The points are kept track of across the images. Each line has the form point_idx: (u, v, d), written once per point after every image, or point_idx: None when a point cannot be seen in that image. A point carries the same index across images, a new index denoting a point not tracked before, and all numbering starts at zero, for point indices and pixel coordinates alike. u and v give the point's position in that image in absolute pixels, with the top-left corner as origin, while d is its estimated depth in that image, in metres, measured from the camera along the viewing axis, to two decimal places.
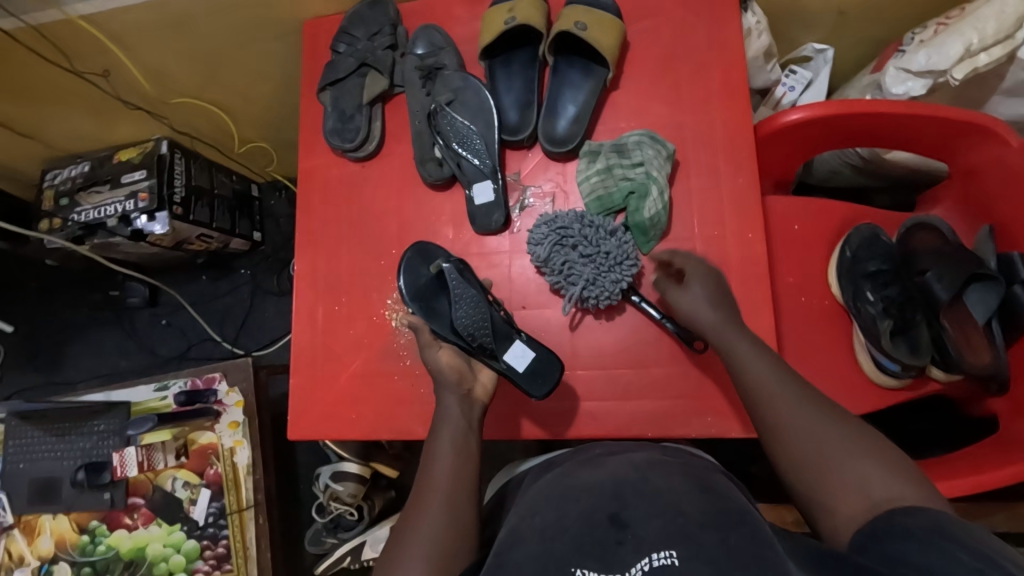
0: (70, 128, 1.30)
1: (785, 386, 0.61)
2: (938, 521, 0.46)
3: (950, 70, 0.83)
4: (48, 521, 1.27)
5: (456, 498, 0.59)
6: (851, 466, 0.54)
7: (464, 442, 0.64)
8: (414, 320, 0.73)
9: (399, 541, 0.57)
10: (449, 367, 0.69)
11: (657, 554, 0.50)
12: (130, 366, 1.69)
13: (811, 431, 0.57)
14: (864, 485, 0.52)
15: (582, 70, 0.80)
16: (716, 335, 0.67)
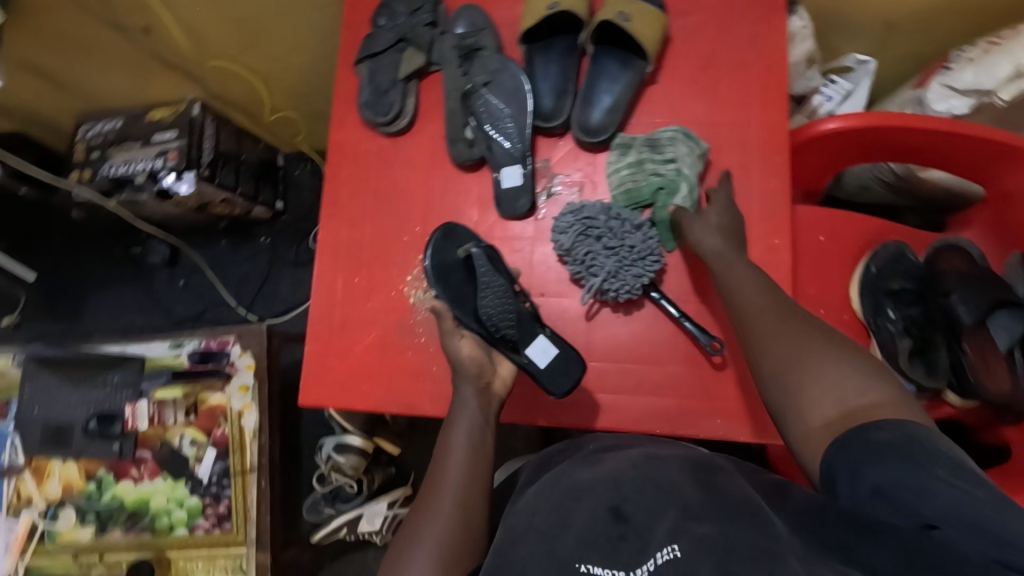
0: (107, 82, 1.31)
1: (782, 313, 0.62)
2: (911, 435, 0.47)
3: (997, 90, 0.82)
4: (58, 466, 1.30)
5: (469, 494, 0.60)
6: (834, 375, 0.55)
7: (481, 440, 0.64)
8: (438, 305, 0.73)
9: (409, 531, 0.59)
10: (471, 359, 0.69)
11: (661, 551, 0.50)
12: (146, 323, 1.71)
13: (803, 348, 0.59)
14: (847, 394, 0.54)
15: (621, 61, 0.79)
16: (720, 265, 0.68)
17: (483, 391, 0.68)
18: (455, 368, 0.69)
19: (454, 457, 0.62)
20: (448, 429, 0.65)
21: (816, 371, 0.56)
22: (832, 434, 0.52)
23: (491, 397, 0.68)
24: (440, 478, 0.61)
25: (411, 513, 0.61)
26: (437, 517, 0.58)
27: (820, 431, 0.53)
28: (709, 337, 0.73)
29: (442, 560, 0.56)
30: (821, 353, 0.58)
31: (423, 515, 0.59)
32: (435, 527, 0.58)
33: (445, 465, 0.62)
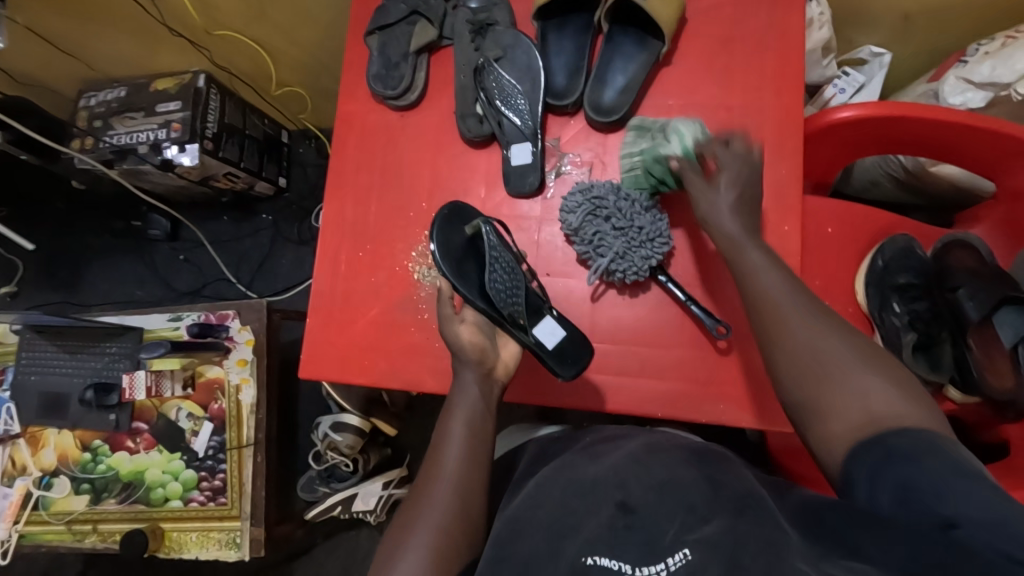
0: (111, 49, 1.29)
1: (803, 310, 0.59)
2: (930, 442, 0.48)
3: (1014, 83, 0.81)
4: (53, 435, 1.30)
5: (468, 483, 0.59)
6: (857, 381, 0.54)
7: (481, 427, 0.63)
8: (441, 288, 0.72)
9: (406, 517, 0.59)
10: (471, 344, 0.68)
11: (672, 557, 0.49)
12: (145, 296, 1.71)
13: (825, 351, 0.56)
14: (870, 403, 0.52)
15: (636, 41, 0.78)
16: (741, 259, 0.64)
17: (484, 378, 0.67)
18: (454, 353, 0.68)
19: (453, 446, 0.62)
20: (447, 417, 0.64)
21: (836, 375, 0.55)
22: (853, 444, 0.52)
23: (493, 385, 0.67)
24: (438, 465, 0.61)
25: (408, 498, 0.61)
26: (434, 504, 0.58)
27: (841, 439, 0.53)
28: (714, 320, 0.73)
29: (438, 548, 0.55)
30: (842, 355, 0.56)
31: (421, 502, 0.59)
32: (432, 514, 0.57)
33: (444, 453, 0.61)
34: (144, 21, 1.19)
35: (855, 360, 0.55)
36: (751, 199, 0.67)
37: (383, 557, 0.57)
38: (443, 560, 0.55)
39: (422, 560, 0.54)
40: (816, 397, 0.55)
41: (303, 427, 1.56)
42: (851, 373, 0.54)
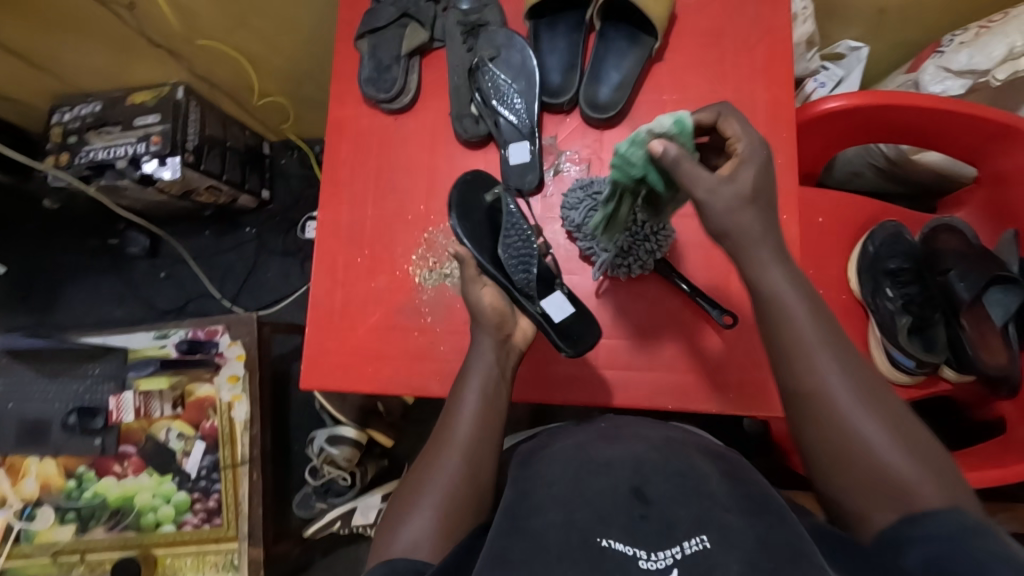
0: (85, 62, 1.25)
1: (847, 389, 0.55)
2: (959, 522, 0.48)
3: (992, 70, 0.83)
4: (34, 464, 1.25)
5: (481, 450, 0.59)
6: (898, 462, 0.52)
7: (495, 394, 0.62)
8: (461, 251, 0.69)
9: (417, 477, 0.59)
10: (493, 309, 0.65)
11: (688, 541, 0.50)
12: (125, 316, 1.66)
13: (867, 431, 0.53)
14: (908, 486, 0.51)
15: (628, 38, 0.78)
16: (788, 337, 0.56)
17: (502, 344, 0.65)
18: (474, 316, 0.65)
19: (466, 409, 0.61)
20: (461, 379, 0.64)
21: (878, 458, 0.52)
22: (878, 519, 0.52)
23: (510, 349, 0.66)
24: (451, 427, 0.61)
25: (420, 457, 0.61)
26: (445, 465, 0.58)
27: (864, 509, 0.53)
28: (721, 310, 0.74)
29: (447, 515, 0.56)
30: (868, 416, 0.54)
31: (431, 462, 0.59)
32: (442, 475, 0.58)
33: (457, 416, 0.61)
34: (122, 32, 1.16)
35: (896, 439, 0.53)
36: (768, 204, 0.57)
37: (392, 515, 0.58)
38: (450, 529, 0.55)
39: (430, 524, 0.55)
40: (852, 479, 0.53)
41: (296, 442, 1.53)
42: (893, 456, 0.52)
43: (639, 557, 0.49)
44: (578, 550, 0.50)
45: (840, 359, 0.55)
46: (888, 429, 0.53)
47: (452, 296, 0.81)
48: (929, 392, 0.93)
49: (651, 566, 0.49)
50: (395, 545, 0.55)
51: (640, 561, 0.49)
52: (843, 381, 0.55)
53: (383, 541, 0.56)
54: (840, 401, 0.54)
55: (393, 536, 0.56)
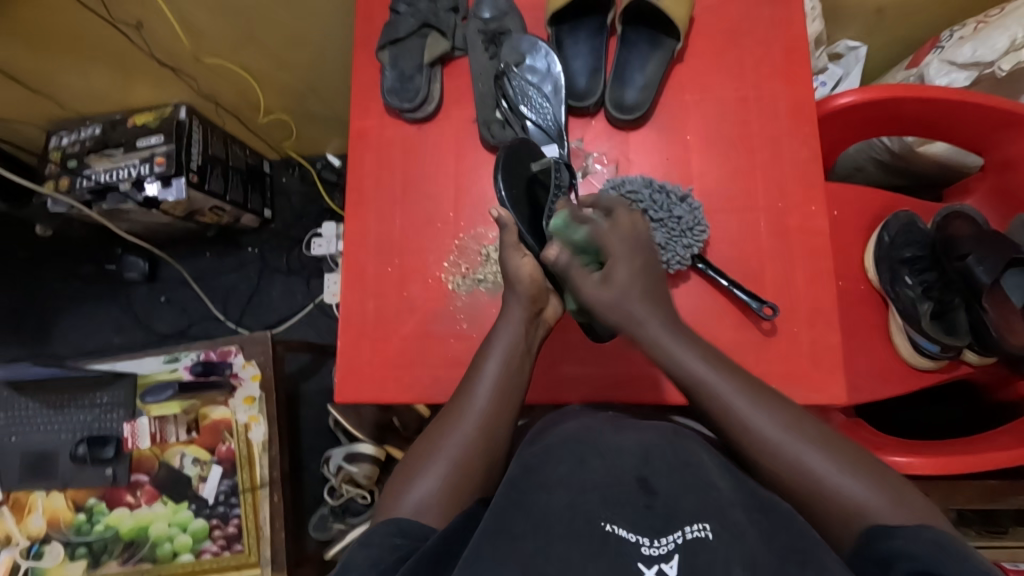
0: (85, 86, 1.23)
1: (778, 426, 0.58)
2: (939, 541, 0.47)
3: (996, 61, 0.87)
4: (41, 498, 1.20)
5: (495, 424, 0.62)
6: (849, 489, 0.53)
7: (517, 364, 0.66)
8: (504, 216, 0.68)
9: (431, 440, 0.62)
10: (532, 280, 0.68)
11: (691, 527, 0.51)
12: (125, 343, 1.61)
13: (812, 465, 0.55)
14: (865, 511, 0.52)
15: (649, 41, 0.80)
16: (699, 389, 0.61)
17: (532, 317, 0.69)
18: (511, 281, 0.68)
19: (485, 382, 0.64)
20: (485, 351, 0.67)
21: (830, 488, 0.54)
22: (854, 533, 0.52)
23: (538, 323, 0.70)
24: (470, 396, 0.64)
25: (436, 421, 0.64)
26: (457, 435, 0.61)
27: (840, 528, 0.53)
28: (759, 301, 0.74)
29: (454, 483, 0.58)
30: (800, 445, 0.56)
31: (445, 430, 0.62)
32: (453, 445, 0.61)
33: (476, 387, 0.64)
34: (126, 53, 1.15)
35: (842, 467, 0.55)
36: (655, 289, 0.67)
37: (403, 474, 0.60)
38: (456, 497, 0.58)
39: (437, 487, 0.58)
40: (817, 511, 0.54)
41: (309, 463, 1.49)
42: (844, 484, 0.54)
43: (643, 544, 0.50)
44: (581, 532, 0.51)
45: (762, 409, 0.59)
46: (831, 460, 0.55)
47: (487, 301, 0.81)
48: (949, 375, 0.94)
49: (653, 552, 0.50)
50: (402, 504, 0.57)
51: (643, 548, 0.50)
52: (778, 430, 0.57)
53: (391, 497, 0.59)
54: (782, 444, 0.56)
55: (401, 495, 0.58)
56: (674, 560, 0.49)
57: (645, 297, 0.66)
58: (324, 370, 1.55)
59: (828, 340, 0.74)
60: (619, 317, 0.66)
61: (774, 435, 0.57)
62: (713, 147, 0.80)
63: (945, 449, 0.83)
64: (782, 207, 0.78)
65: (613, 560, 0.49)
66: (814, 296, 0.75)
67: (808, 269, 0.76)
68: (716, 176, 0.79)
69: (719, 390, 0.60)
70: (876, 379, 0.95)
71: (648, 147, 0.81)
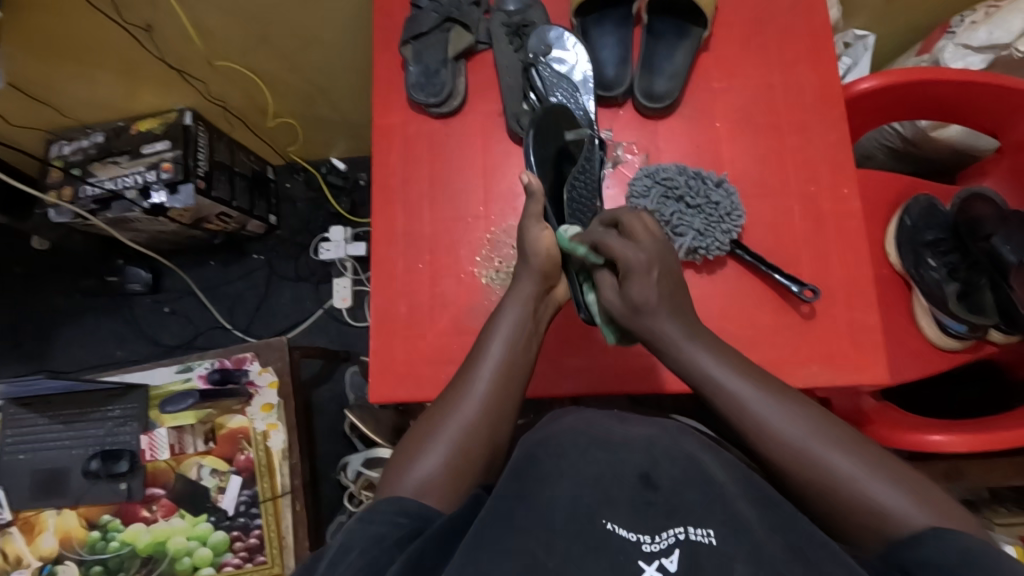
0: (88, 94, 1.21)
1: (800, 428, 0.56)
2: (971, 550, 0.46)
3: (1013, 43, 0.89)
4: (52, 517, 1.16)
5: (499, 409, 0.61)
6: (877, 492, 0.52)
7: (520, 345, 0.65)
8: (534, 184, 0.68)
9: (433, 421, 0.61)
10: (548, 256, 0.67)
11: (693, 527, 0.50)
12: (129, 356, 1.57)
13: (841, 469, 0.54)
14: (892, 516, 0.51)
15: (676, 29, 0.81)
16: (725, 399, 0.59)
17: (541, 295, 0.69)
18: (527, 254, 0.68)
19: (489, 363, 0.63)
20: (489, 331, 0.66)
21: (859, 491, 0.52)
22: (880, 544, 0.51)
23: (548, 301, 0.70)
24: (472, 378, 0.63)
25: (437, 401, 0.64)
26: (460, 418, 0.60)
27: (868, 538, 0.52)
28: (800, 285, 0.74)
29: (455, 469, 0.58)
30: (823, 443, 0.55)
31: (448, 411, 0.61)
32: (454, 429, 0.60)
33: (480, 368, 0.63)
34: (135, 57, 1.13)
35: (870, 469, 0.53)
36: (680, 296, 0.63)
37: (404, 453, 0.60)
38: (456, 481, 0.57)
39: (439, 469, 0.57)
40: (843, 518, 0.53)
41: (325, 472, 1.46)
42: (871, 487, 0.52)
43: (643, 542, 0.50)
44: (583, 530, 0.51)
45: (785, 408, 0.57)
46: (860, 462, 0.53)
47: None
48: (974, 356, 0.95)
49: (653, 548, 0.50)
50: (404, 483, 0.57)
51: (643, 545, 0.50)
52: (801, 427, 0.56)
53: (394, 475, 0.58)
54: (804, 443, 0.55)
55: (402, 475, 0.58)
56: (675, 555, 0.49)
57: (670, 307, 0.61)
58: (336, 376, 1.52)
59: (866, 321, 0.75)
60: (646, 330, 0.63)
61: (799, 436, 0.56)
62: (743, 133, 0.80)
63: (979, 427, 0.83)
64: (815, 190, 0.78)
65: (613, 558, 0.49)
66: (850, 277, 0.76)
67: (843, 251, 0.76)
68: (748, 162, 0.79)
69: (737, 395, 0.59)
70: (903, 361, 0.96)
71: (678, 135, 0.81)
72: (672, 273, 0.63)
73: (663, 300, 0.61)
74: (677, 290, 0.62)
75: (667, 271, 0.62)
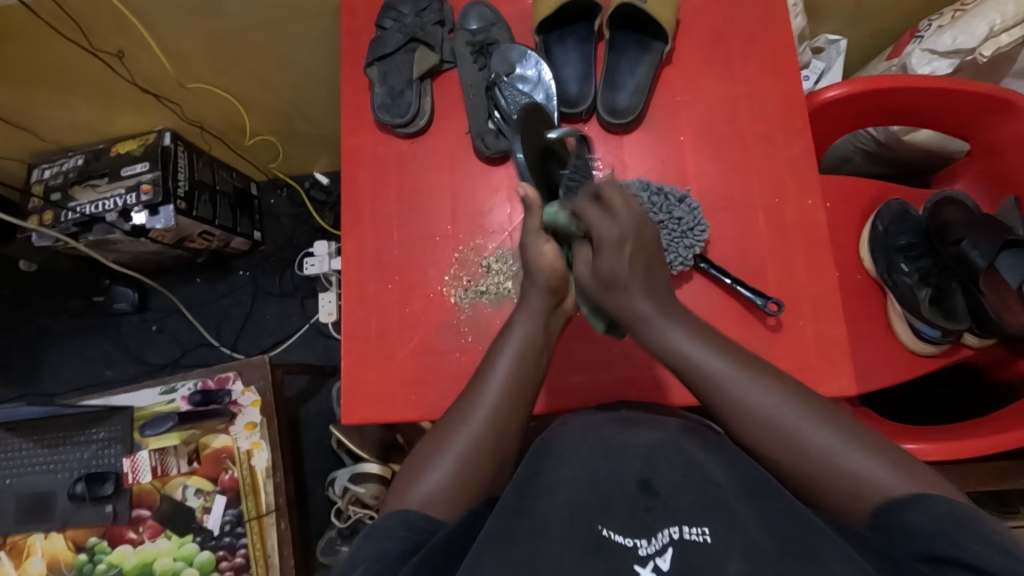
0: (67, 117, 1.21)
1: (776, 400, 0.55)
2: (948, 514, 0.45)
3: (977, 48, 0.89)
4: (39, 541, 1.15)
5: (506, 423, 0.59)
6: (855, 462, 0.50)
7: (532, 356, 0.63)
8: (530, 197, 0.66)
9: (439, 437, 0.60)
10: (553, 270, 0.65)
11: (689, 527, 0.47)
12: (117, 376, 1.58)
13: (818, 443, 0.52)
14: (867, 482, 0.49)
15: (638, 45, 0.81)
16: (697, 375, 0.58)
17: (553, 310, 0.67)
18: (531, 271, 0.66)
19: (498, 378, 0.62)
20: (497, 347, 0.64)
21: (836, 466, 0.51)
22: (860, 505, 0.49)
23: (559, 315, 0.68)
24: (480, 395, 0.61)
25: (440, 421, 0.62)
26: (467, 429, 0.59)
27: (850, 502, 0.50)
28: (764, 298, 0.74)
29: (461, 480, 0.56)
30: (793, 412, 0.54)
31: (453, 426, 0.60)
32: (459, 444, 0.58)
33: (486, 383, 0.62)
34: (109, 81, 1.13)
35: (847, 442, 0.51)
36: (654, 272, 0.62)
37: (411, 469, 0.58)
38: (462, 494, 0.56)
39: (446, 480, 0.56)
40: (817, 489, 0.52)
41: (313, 487, 1.46)
42: (849, 458, 0.51)
43: (639, 545, 0.47)
44: (576, 536, 0.48)
45: (763, 382, 0.56)
46: (835, 434, 0.52)
47: (490, 313, 0.81)
48: (950, 359, 0.94)
49: (648, 551, 0.46)
50: (412, 497, 0.55)
51: (639, 549, 0.47)
52: (778, 400, 0.55)
53: (401, 490, 0.57)
54: (779, 417, 0.54)
55: (410, 490, 0.56)
56: (669, 553, 0.46)
57: (644, 283, 0.61)
58: (324, 391, 1.52)
59: (833, 333, 0.75)
60: (619, 308, 0.62)
61: (774, 412, 0.55)
62: (708, 147, 0.80)
63: (951, 434, 0.83)
64: (780, 203, 0.78)
65: (608, 564, 0.46)
66: (818, 289, 0.76)
67: (809, 264, 0.76)
68: (712, 175, 0.80)
69: (712, 371, 0.58)
70: (880, 368, 0.96)
71: (642, 149, 0.82)
72: (647, 245, 0.61)
73: (638, 277, 0.60)
74: (651, 262, 0.61)
75: (641, 243, 0.61)
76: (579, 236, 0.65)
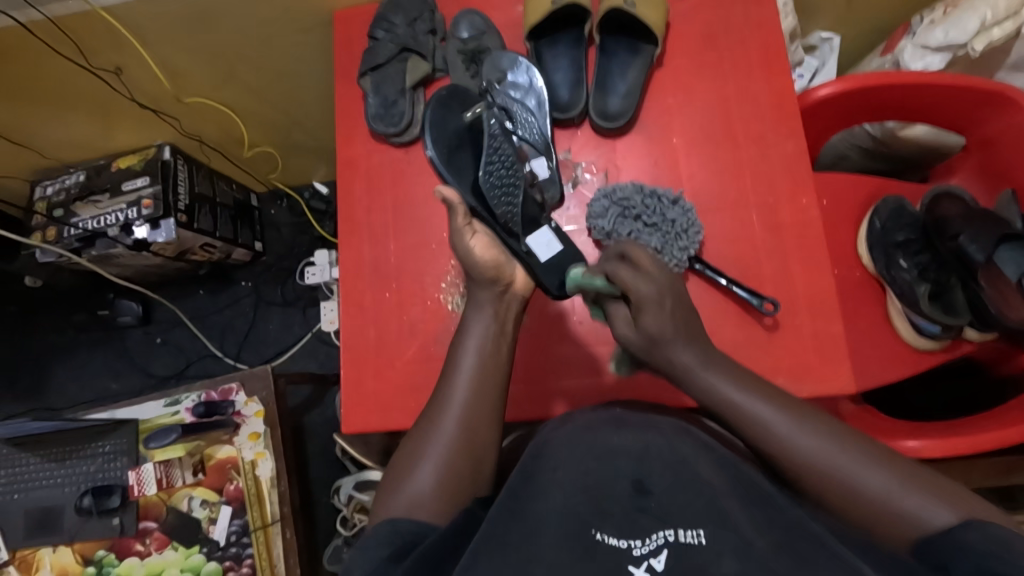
0: (67, 133, 1.22)
1: (823, 442, 0.53)
2: (998, 535, 0.44)
3: (969, 42, 0.89)
4: (48, 555, 1.16)
5: (481, 417, 0.60)
6: (910, 501, 0.49)
7: (494, 348, 0.64)
8: (450, 197, 0.66)
9: (419, 439, 0.60)
10: (484, 262, 0.66)
11: (682, 528, 0.47)
12: (123, 388, 1.59)
13: (870, 485, 0.50)
14: (923, 520, 0.48)
15: (628, 48, 0.82)
16: (741, 415, 0.57)
17: (498, 297, 0.67)
18: (471, 269, 0.66)
19: (465, 375, 0.62)
20: (459, 344, 0.65)
21: (890, 503, 0.49)
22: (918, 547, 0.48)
23: (509, 301, 0.68)
24: (451, 391, 0.61)
25: (420, 423, 0.62)
26: (443, 429, 0.59)
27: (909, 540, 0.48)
28: (760, 298, 0.74)
29: (443, 479, 0.56)
30: (844, 452, 0.53)
31: (431, 427, 0.60)
32: (438, 445, 0.58)
33: (457, 378, 0.62)
34: (108, 98, 1.14)
35: (900, 479, 0.50)
36: (693, 323, 0.63)
37: (396, 474, 0.58)
38: (447, 499, 0.56)
39: (430, 486, 0.56)
40: (878, 532, 0.50)
41: (319, 495, 1.47)
42: (905, 497, 0.49)
43: (633, 546, 0.47)
44: (570, 537, 0.48)
45: (807, 425, 0.55)
46: (888, 473, 0.51)
47: None
48: (953, 355, 0.94)
49: (642, 551, 0.46)
50: (398, 502, 0.55)
51: (633, 550, 0.47)
52: (825, 444, 0.53)
53: (389, 494, 0.57)
54: (827, 460, 0.52)
55: (396, 493, 0.56)
56: (663, 554, 0.46)
57: (685, 336, 0.62)
58: (327, 399, 1.53)
59: (831, 332, 0.75)
60: (663, 363, 0.63)
61: (821, 455, 0.53)
62: (700, 149, 0.81)
63: (953, 431, 0.82)
64: (774, 202, 0.78)
65: (601, 567, 0.46)
66: (815, 288, 0.76)
67: (805, 263, 0.76)
68: (705, 176, 0.80)
69: (759, 415, 0.57)
70: (882, 366, 0.95)
71: (635, 153, 0.82)
72: (683, 300, 0.63)
73: (678, 330, 0.61)
74: (690, 318, 0.62)
75: (678, 301, 0.62)
76: (614, 296, 0.66)
